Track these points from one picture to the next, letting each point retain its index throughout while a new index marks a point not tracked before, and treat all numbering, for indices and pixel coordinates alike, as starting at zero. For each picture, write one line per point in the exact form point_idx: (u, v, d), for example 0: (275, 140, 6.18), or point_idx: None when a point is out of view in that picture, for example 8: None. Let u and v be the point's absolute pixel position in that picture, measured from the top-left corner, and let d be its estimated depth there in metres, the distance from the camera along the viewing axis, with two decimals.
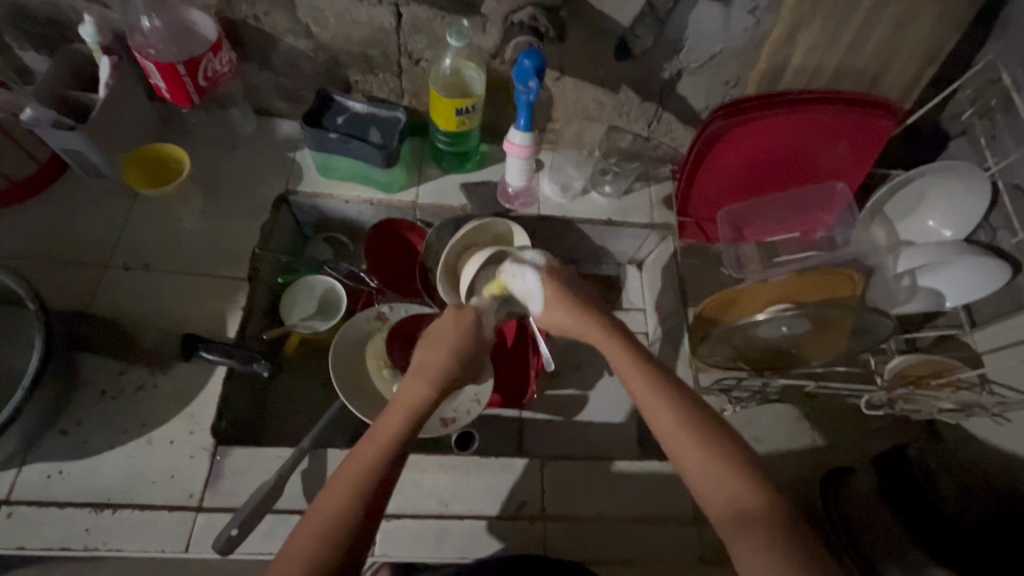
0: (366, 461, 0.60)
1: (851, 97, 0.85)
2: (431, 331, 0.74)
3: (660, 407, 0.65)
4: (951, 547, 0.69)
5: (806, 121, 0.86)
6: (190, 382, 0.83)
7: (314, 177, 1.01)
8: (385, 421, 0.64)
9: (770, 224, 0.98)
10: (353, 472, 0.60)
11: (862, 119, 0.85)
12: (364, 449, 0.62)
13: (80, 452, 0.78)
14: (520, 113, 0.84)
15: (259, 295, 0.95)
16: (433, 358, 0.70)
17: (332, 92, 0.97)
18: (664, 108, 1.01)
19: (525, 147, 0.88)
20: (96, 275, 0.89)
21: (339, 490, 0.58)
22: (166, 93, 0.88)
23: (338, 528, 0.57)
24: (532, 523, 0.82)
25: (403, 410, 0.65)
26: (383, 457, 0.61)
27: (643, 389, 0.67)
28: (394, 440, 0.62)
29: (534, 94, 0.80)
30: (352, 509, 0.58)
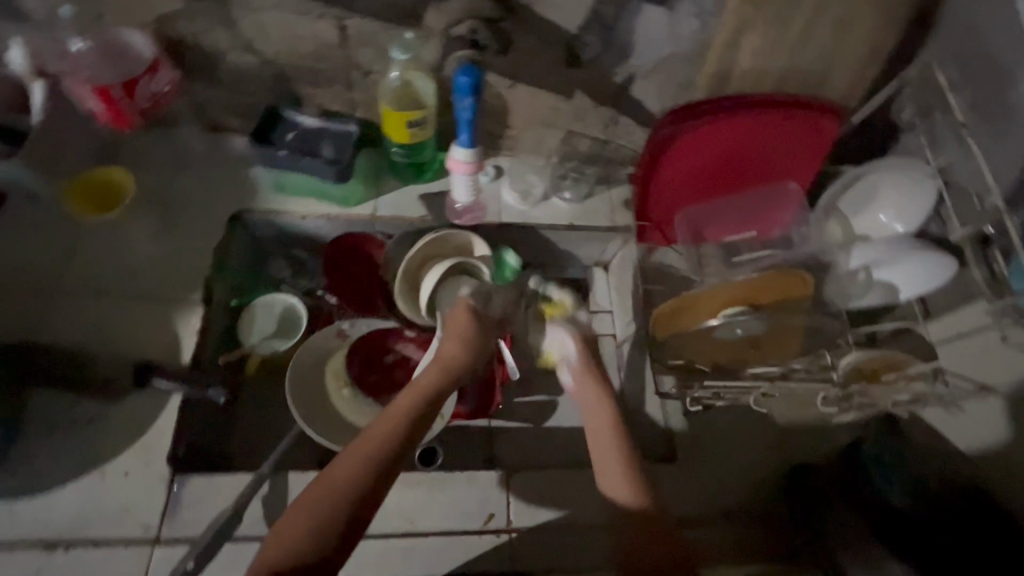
0: (364, 452, 0.66)
1: (795, 100, 0.88)
2: (451, 323, 0.84)
3: (604, 429, 0.83)
4: (900, 539, 0.73)
5: (756, 125, 0.89)
6: (145, 411, 0.82)
7: (269, 194, 0.99)
8: (390, 416, 0.71)
9: (728, 224, 0.99)
10: (353, 462, 0.65)
11: (807, 122, 0.88)
12: (367, 441, 0.67)
13: (29, 490, 0.76)
14: (461, 130, 0.85)
15: (217, 318, 0.93)
16: (451, 349, 0.81)
17: (282, 108, 0.95)
18: (620, 112, 1.00)
19: (469, 163, 0.89)
20: (42, 306, 0.87)
21: (339, 479, 0.64)
22: (105, 116, 0.89)
23: (330, 515, 0.61)
24: (499, 536, 0.82)
25: (418, 393, 0.74)
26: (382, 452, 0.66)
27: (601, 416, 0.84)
28: (394, 437, 0.68)
29: (470, 111, 0.82)
30: (346, 498, 0.63)
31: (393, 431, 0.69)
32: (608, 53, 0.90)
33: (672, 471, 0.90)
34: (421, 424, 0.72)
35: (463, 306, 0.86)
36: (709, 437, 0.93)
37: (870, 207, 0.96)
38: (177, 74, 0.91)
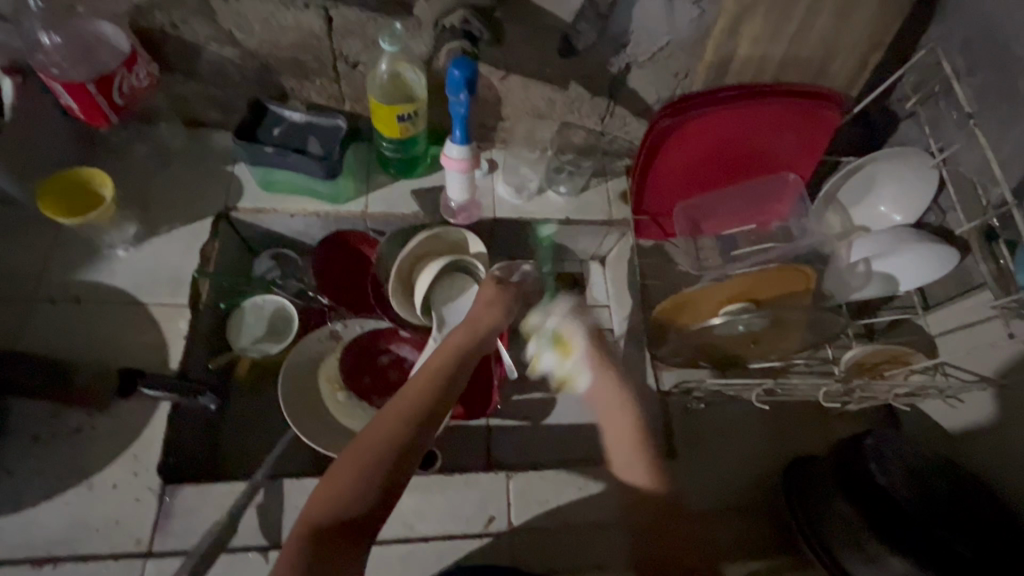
0: (394, 418, 0.63)
1: (797, 90, 0.85)
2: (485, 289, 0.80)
3: (617, 418, 0.76)
4: (901, 534, 0.71)
5: (758, 114, 0.86)
6: (131, 420, 0.79)
7: (255, 192, 0.95)
8: (425, 373, 0.67)
9: (725, 216, 0.98)
10: (390, 424, 0.62)
11: (809, 112, 0.86)
12: (401, 404, 0.64)
13: (13, 505, 0.73)
14: (455, 125, 0.82)
15: (205, 321, 0.90)
16: (486, 311, 0.77)
17: (266, 102, 0.91)
18: (616, 102, 0.98)
19: (463, 160, 0.85)
20: (20, 312, 0.83)
21: (376, 442, 0.61)
22: (79, 114, 0.82)
23: (369, 479, 0.59)
24: (499, 539, 0.81)
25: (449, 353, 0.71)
26: (417, 415, 0.64)
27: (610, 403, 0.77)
28: (428, 398, 0.65)
29: (465, 106, 0.77)
30: (384, 463, 0.60)
31: (429, 392, 0.65)
32: (604, 42, 0.87)
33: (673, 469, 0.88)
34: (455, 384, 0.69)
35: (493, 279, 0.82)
36: (708, 432, 0.91)
37: (870, 198, 0.95)
38: (154, 66, 0.87)
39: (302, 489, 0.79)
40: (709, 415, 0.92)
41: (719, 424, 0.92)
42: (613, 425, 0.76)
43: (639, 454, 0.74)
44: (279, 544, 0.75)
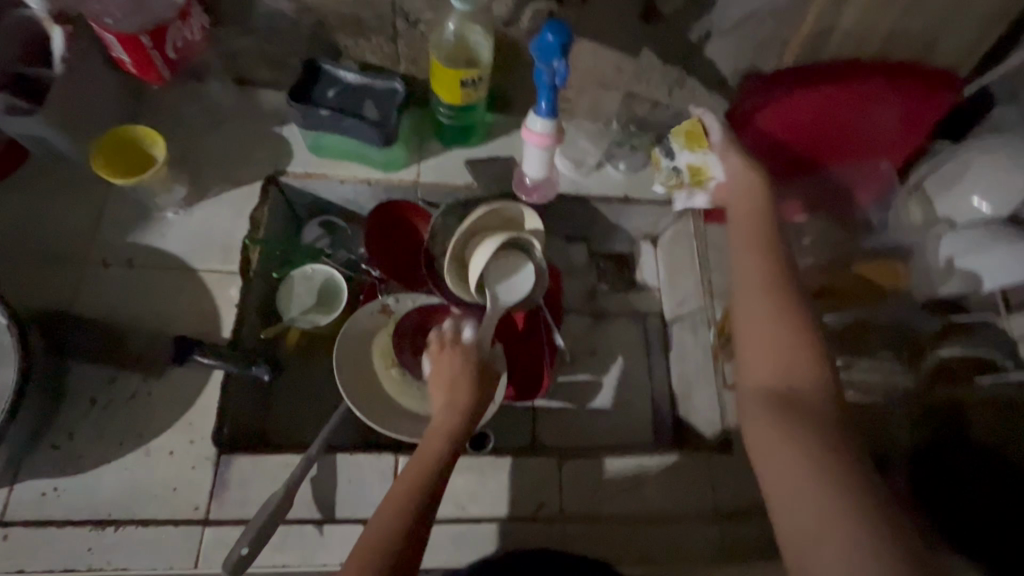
0: (389, 516, 0.60)
1: (908, 69, 0.81)
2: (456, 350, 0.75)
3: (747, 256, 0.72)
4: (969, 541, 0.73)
5: (863, 91, 0.81)
6: (187, 387, 0.78)
7: (305, 156, 0.92)
8: (413, 469, 0.64)
9: (803, 204, 0.91)
10: (376, 536, 0.59)
11: (918, 92, 0.81)
12: (381, 515, 0.61)
13: (74, 467, 0.73)
14: (539, 95, 0.76)
15: (256, 289, 0.88)
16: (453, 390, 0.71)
17: (321, 61, 0.86)
18: (689, 73, 0.92)
19: (546, 135, 0.79)
20: (74, 272, 0.82)
21: (362, 564, 0.57)
22: (130, 67, 0.80)
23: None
24: (551, 524, 0.80)
25: (434, 440, 0.67)
26: (403, 519, 0.60)
27: (744, 243, 0.74)
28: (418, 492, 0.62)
29: (558, 76, 0.73)
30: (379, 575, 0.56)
31: (413, 495, 0.62)
32: None
33: (726, 463, 0.86)
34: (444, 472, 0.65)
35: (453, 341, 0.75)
36: None
37: (959, 189, 0.84)
38: (206, 19, 0.83)
39: (356, 464, 0.78)
40: None
41: None
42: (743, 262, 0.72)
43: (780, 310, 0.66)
44: (333, 518, 0.75)
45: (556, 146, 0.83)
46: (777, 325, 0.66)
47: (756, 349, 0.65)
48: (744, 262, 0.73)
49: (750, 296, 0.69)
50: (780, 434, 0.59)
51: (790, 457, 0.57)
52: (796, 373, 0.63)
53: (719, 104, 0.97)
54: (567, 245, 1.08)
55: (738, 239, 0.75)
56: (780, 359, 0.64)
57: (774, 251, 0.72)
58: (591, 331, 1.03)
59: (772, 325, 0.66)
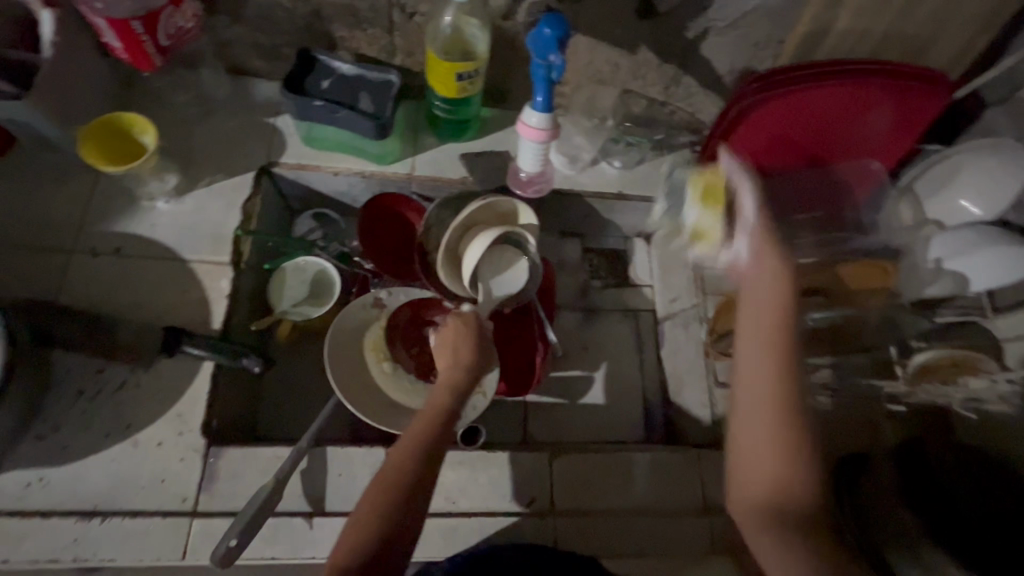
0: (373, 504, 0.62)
1: (908, 71, 0.78)
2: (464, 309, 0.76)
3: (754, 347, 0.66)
4: (952, 531, 0.68)
5: (861, 94, 0.79)
6: (176, 378, 0.78)
7: (299, 147, 0.91)
8: (399, 452, 0.65)
9: (795, 203, 0.92)
10: (386, 485, 0.63)
11: (916, 96, 0.79)
12: (389, 465, 0.64)
13: (60, 458, 0.72)
14: (536, 89, 0.76)
15: (247, 281, 0.88)
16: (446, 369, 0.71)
17: (315, 51, 0.86)
18: (685, 71, 0.92)
19: (542, 130, 0.79)
20: (61, 262, 0.81)
21: (373, 510, 0.62)
22: (122, 54, 0.79)
23: (379, 537, 0.61)
24: (542, 519, 0.80)
25: (422, 423, 0.68)
26: (412, 471, 0.64)
27: (760, 396, 0.64)
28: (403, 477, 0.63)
29: (554, 69, 0.73)
30: (387, 522, 0.61)
31: (420, 449, 0.65)
32: None
33: (715, 459, 0.87)
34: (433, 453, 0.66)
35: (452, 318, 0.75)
36: None
37: (948, 192, 0.86)
38: (200, 6, 0.82)
39: (346, 458, 0.78)
40: None
41: None
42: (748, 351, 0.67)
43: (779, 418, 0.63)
44: (323, 511, 0.75)
45: (551, 141, 0.83)
46: (776, 449, 0.62)
47: (754, 462, 0.63)
48: (747, 376, 0.66)
49: (755, 432, 0.63)
50: (784, 561, 0.59)
51: (786, 572, 0.58)
52: (795, 496, 0.60)
53: (714, 102, 0.97)
54: (560, 240, 1.08)
55: (760, 364, 0.65)
56: (777, 482, 0.61)
57: (789, 384, 0.64)
58: (583, 327, 1.04)
59: (772, 438, 0.62)
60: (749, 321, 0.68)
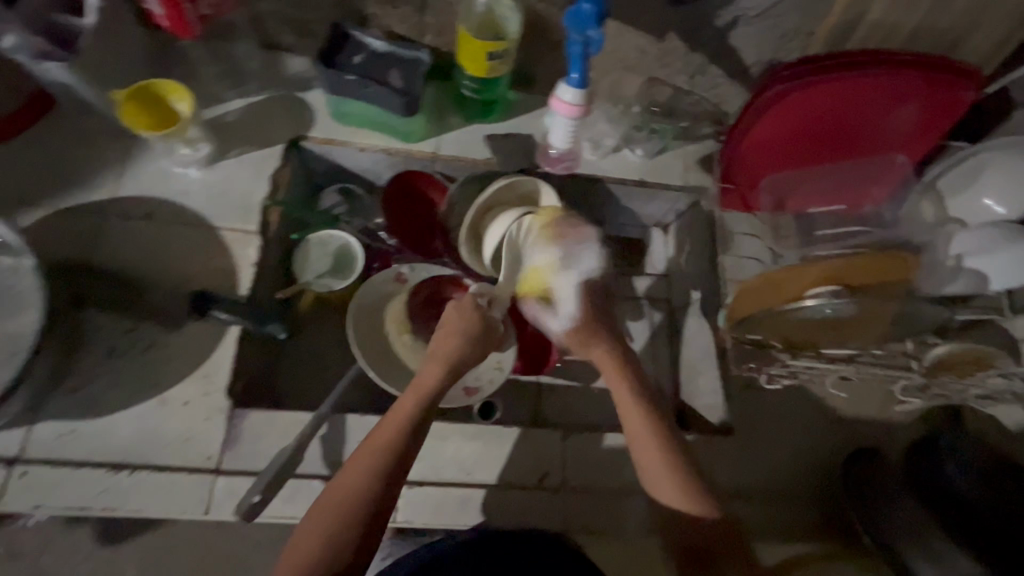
0: (342, 505, 0.62)
1: (940, 63, 0.77)
2: (454, 313, 0.76)
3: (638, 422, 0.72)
4: (962, 520, 0.70)
5: (890, 85, 0.79)
6: (202, 341, 0.79)
7: (327, 122, 0.93)
8: (371, 452, 0.65)
9: (815, 194, 0.93)
10: (350, 494, 0.63)
11: (946, 90, 0.79)
12: (349, 476, 0.64)
13: (90, 411, 0.74)
14: (572, 65, 0.77)
15: (272, 252, 0.89)
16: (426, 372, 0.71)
17: (349, 26, 0.87)
18: (712, 59, 0.92)
19: (576, 105, 0.80)
20: (95, 223, 0.83)
21: (336, 514, 0.62)
22: (162, 21, 0.80)
23: (335, 546, 0.60)
24: (553, 493, 0.82)
25: (396, 423, 0.68)
26: (371, 484, 0.63)
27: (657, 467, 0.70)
28: (375, 479, 0.64)
29: (593, 44, 0.74)
30: (345, 532, 0.61)
31: (383, 463, 0.65)
32: None
33: (728, 445, 0.87)
34: (408, 455, 0.67)
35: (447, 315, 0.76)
36: (767, 418, 0.89)
37: (972, 192, 0.87)
38: None
39: (365, 426, 0.80)
40: (768, 398, 0.90)
41: (782, 413, 0.89)
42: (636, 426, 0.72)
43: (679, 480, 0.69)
44: None
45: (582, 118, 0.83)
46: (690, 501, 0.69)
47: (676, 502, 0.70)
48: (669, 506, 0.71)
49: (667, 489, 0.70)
50: None
51: None
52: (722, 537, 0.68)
53: (739, 93, 0.98)
54: None
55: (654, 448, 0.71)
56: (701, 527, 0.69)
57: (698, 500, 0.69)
58: None
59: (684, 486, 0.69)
60: (649, 463, 0.71)
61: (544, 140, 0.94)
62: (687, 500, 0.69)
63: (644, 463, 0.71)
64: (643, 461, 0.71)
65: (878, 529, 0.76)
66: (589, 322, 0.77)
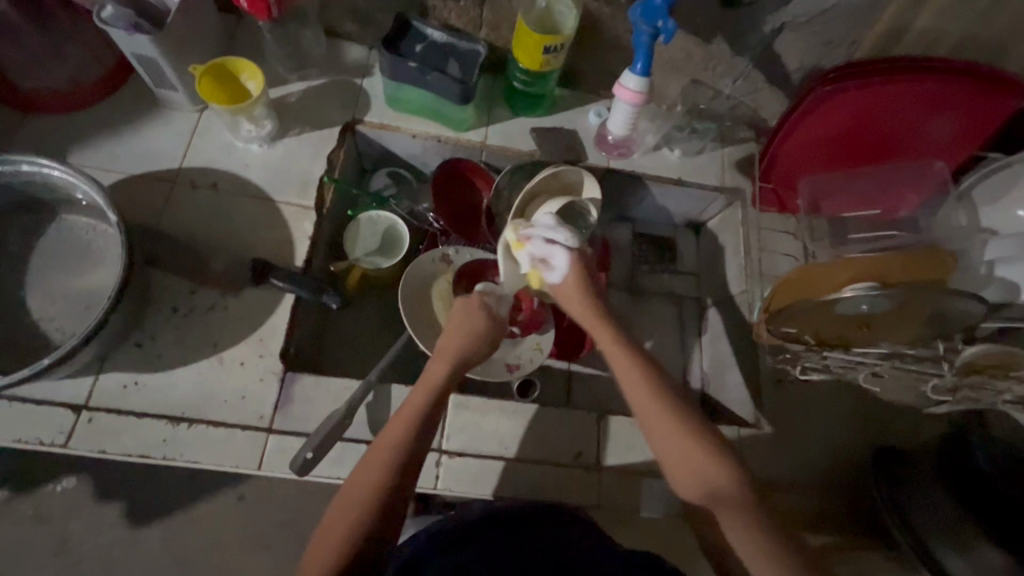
0: (356, 498, 0.62)
1: (986, 72, 0.79)
2: (458, 311, 0.77)
3: (649, 404, 0.70)
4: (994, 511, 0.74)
5: (933, 92, 0.81)
6: (259, 306, 0.83)
7: (382, 107, 0.97)
8: (380, 448, 0.65)
9: (853, 197, 0.95)
10: (364, 489, 0.63)
11: (989, 100, 0.81)
12: (362, 473, 0.64)
13: (154, 366, 0.78)
14: (638, 56, 0.84)
15: (325, 228, 0.93)
16: (430, 370, 0.71)
17: (411, 17, 0.91)
18: (756, 65, 0.96)
19: (638, 92, 0.87)
20: (165, 190, 0.87)
21: (349, 509, 0.62)
22: (243, 3, 0.84)
23: (350, 538, 0.60)
24: (588, 472, 0.84)
25: (402, 421, 0.67)
26: (383, 479, 0.63)
27: (671, 443, 0.67)
28: (386, 476, 0.63)
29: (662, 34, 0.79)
30: (359, 530, 0.61)
31: (391, 458, 0.64)
32: None
33: (758, 438, 0.89)
34: (417, 450, 0.66)
35: (455, 313, 0.76)
36: (795, 413, 0.91)
37: (1005, 200, 0.88)
38: None
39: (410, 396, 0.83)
40: (796, 390, 0.92)
41: (809, 406, 0.91)
42: (646, 409, 0.70)
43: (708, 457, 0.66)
44: None
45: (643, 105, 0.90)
46: (709, 483, 0.65)
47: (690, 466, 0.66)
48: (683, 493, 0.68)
49: (683, 461, 0.67)
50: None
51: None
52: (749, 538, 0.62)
53: (780, 98, 1.01)
54: (614, 222, 1.12)
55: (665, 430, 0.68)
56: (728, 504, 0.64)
57: (723, 477, 0.65)
58: (631, 305, 1.07)
59: (699, 460, 0.66)
60: (661, 444, 0.68)
61: (602, 126, 0.99)
62: (691, 483, 0.66)
63: (658, 445, 0.69)
64: (662, 455, 0.68)
65: (903, 516, 0.80)
66: (581, 278, 0.76)
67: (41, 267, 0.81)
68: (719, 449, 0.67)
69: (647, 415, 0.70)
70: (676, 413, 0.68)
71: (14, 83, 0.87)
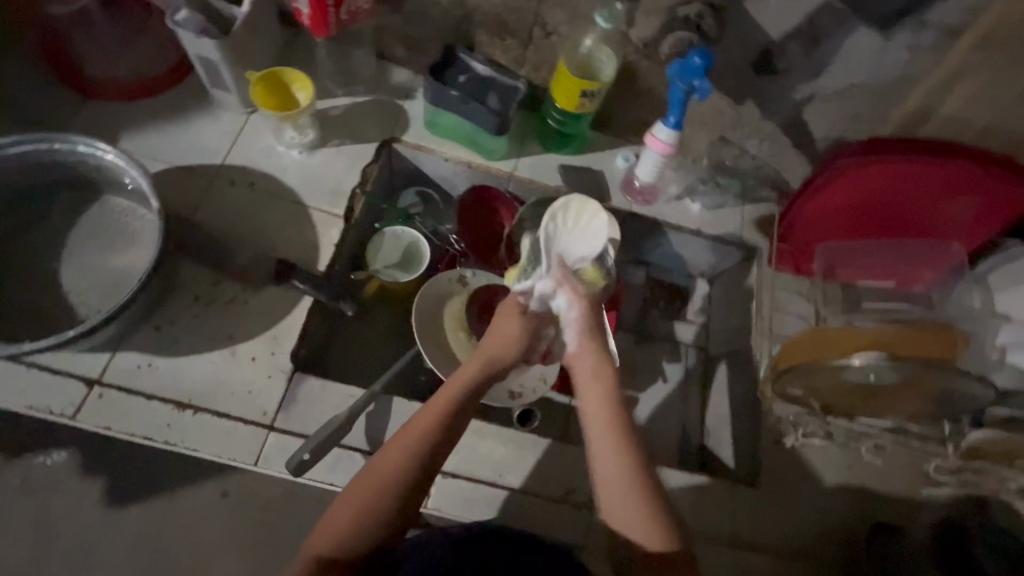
0: (374, 489, 0.63)
1: (1000, 159, 0.82)
2: (496, 324, 0.78)
3: (608, 452, 0.68)
4: None
5: (953, 173, 0.84)
6: (277, 305, 0.85)
7: (420, 129, 1.01)
8: (403, 440, 0.66)
9: (869, 268, 0.95)
10: (382, 480, 0.63)
11: (1009, 186, 0.83)
12: (385, 464, 0.64)
13: (169, 351, 0.80)
14: (671, 109, 0.87)
15: (350, 236, 0.96)
16: (464, 370, 0.73)
17: (458, 49, 0.96)
18: (783, 129, 0.99)
19: (668, 144, 0.90)
20: (204, 184, 0.91)
21: (366, 497, 0.63)
22: (305, 20, 0.90)
23: (364, 527, 0.61)
24: (579, 510, 0.84)
25: (429, 418, 0.68)
26: (406, 473, 0.64)
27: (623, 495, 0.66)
28: (408, 470, 0.64)
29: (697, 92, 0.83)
30: (350, 543, 0.61)
31: (416, 453, 0.65)
32: (802, 67, 0.89)
33: (751, 496, 0.88)
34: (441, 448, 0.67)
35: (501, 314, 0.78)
36: (793, 477, 0.90)
37: None
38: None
39: (409, 409, 0.84)
40: (794, 453, 0.91)
41: (806, 472, 0.90)
42: (602, 460, 0.68)
43: (651, 512, 0.65)
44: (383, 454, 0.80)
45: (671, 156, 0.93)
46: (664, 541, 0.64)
47: (630, 518, 0.65)
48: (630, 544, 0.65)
49: (625, 510, 0.65)
50: None
51: None
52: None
53: (804, 163, 1.04)
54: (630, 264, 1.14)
55: (612, 474, 0.67)
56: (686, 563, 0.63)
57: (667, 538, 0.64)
58: (639, 347, 1.07)
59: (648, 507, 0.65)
60: (616, 501, 0.66)
61: (629, 172, 1.03)
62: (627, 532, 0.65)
63: (606, 497, 0.67)
64: (610, 508, 0.66)
65: None
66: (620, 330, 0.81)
67: (75, 243, 0.84)
68: (659, 501, 0.66)
69: (605, 474, 0.68)
70: (637, 465, 0.67)
71: (79, 69, 0.93)
